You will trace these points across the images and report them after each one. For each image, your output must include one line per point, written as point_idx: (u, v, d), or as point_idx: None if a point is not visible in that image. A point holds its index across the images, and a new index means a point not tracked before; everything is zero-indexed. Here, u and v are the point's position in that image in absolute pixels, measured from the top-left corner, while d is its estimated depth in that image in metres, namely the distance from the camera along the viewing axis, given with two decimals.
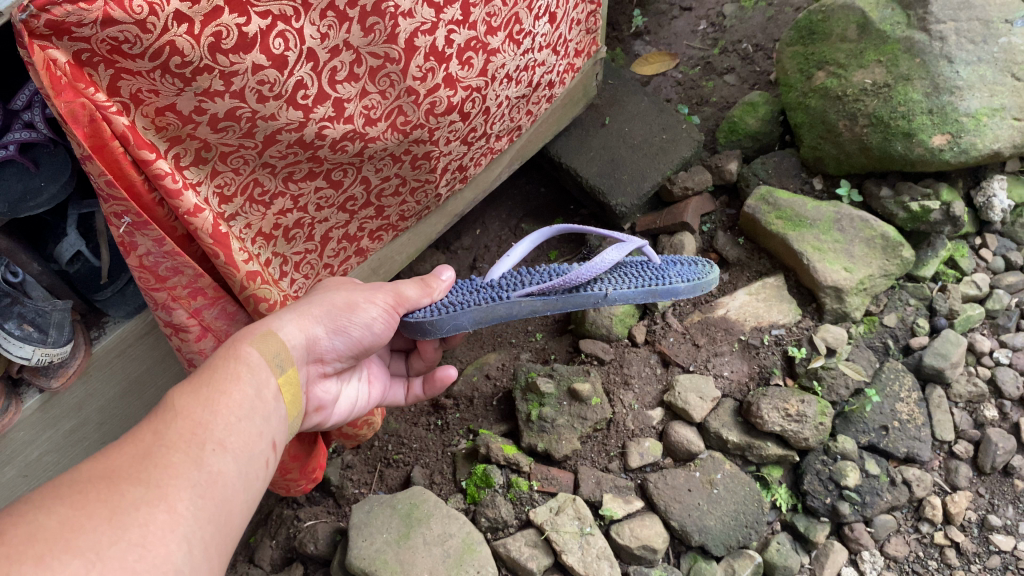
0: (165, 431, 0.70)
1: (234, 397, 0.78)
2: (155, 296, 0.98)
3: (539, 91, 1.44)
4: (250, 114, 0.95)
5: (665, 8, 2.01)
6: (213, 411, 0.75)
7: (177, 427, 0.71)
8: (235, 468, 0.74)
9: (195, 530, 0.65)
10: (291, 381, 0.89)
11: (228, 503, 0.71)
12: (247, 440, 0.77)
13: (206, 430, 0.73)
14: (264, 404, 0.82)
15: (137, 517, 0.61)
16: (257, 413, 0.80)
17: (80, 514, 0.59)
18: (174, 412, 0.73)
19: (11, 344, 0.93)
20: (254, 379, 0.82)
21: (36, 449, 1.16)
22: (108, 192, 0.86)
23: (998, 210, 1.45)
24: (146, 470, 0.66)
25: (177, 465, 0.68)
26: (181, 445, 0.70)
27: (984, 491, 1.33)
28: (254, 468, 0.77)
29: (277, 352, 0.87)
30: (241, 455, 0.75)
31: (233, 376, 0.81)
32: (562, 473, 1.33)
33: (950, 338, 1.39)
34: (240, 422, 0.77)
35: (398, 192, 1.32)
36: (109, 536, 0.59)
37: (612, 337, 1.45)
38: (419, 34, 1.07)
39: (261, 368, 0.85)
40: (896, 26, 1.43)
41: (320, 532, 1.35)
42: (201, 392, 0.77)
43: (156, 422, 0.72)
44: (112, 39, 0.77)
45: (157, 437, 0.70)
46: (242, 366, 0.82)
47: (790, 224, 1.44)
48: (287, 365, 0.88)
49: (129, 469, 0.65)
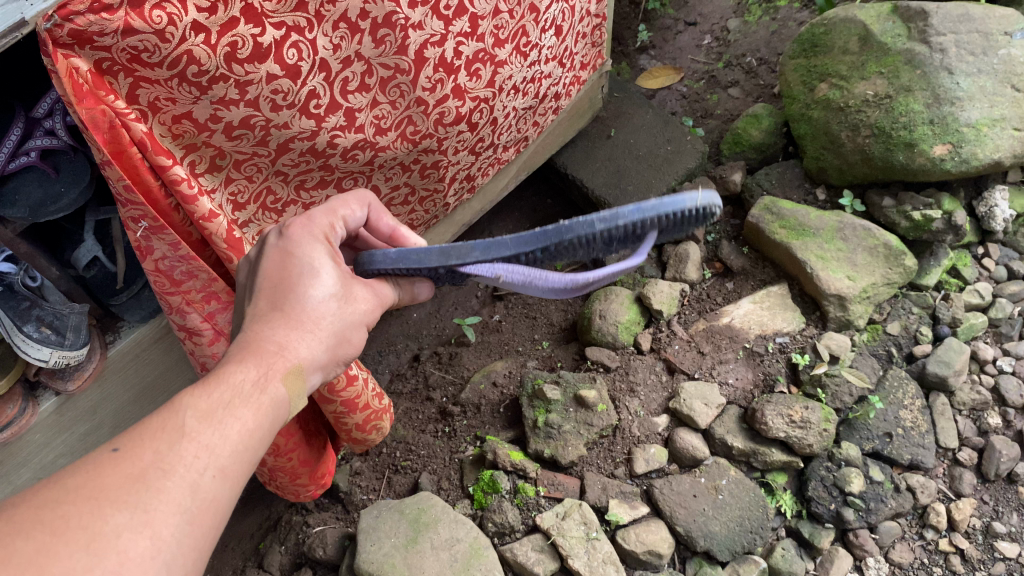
0: (169, 450, 0.64)
1: (249, 427, 0.70)
2: (171, 300, 1.00)
3: (545, 103, 1.47)
4: (264, 123, 0.97)
5: (670, 23, 2.04)
6: (224, 434, 0.68)
7: (182, 447, 0.65)
8: (232, 496, 0.67)
9: (178, 560, 0.60)
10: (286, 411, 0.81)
11: (217, 530, 0.66)
12: (251, 470, 0.70)
13: (213, 455, 0.66)
14: (274, 434, 0.75)
15: (116, 545, 0.57)
16: (266, 441, 0.73)
17: (57, 540, 0.55)
18: (182, 430, 0.66)
19: (29, 346, 0.95)
20: (275, 414, 0.74)
21: (51, 452, 1.18)
22: (126, 197, 0.88)
23: (1000, 220, 1.47)
24: (137, 493, 0.60)
25: (170, 490, 0.62)
26: (182, 467, 0.63)
27: (988, 498, 1.34)
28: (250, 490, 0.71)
29: (297, 390, 0.78)
30: (242, 482, 0.69)
31: (253, 405, 0.71)
32: (568, 479, 1.34)
33: (952, 346, 1.40)
34: (249, 450, 0.70)
35: (407, 201, 1.34)
36: (84, 565, 0.55)
37: (617, 345, 1.47)
38: (428, 46, 1.10)
39: (283, 404, 0.75)
40: (897, 38, 1.46)
41: (330, 537, 1.37)
42: (215, 412, 0.69)
43: (159, 436, 0.65)
44: (132, 49, 0.80)
45: (157, 457, 0.63)
46: (265, 401, 0.73)
47: (794, 234, 1.47)
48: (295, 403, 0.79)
49: (119, 489, 0.60)
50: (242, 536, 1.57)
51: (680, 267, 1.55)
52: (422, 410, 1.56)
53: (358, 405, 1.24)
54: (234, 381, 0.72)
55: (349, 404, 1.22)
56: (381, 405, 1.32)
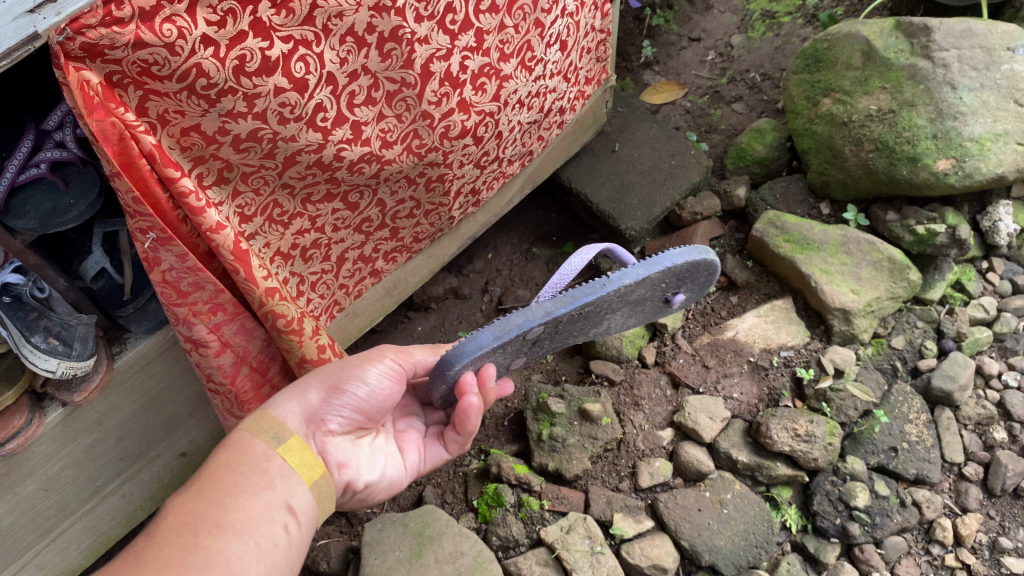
0: (156, 532, 0.75)
1: (223, 483, 0.82)
2: (177, 312, 1.01)
3: (550, 117, 1.48)
4: (272, 136, 0.98)
5: (673, 39, 2.05)
6: (205, 499, 0.79)
7: (166, 524, 0.76)
8: (240, 544, 0.77)
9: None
10: (298, 449, 0.90)
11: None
12: (249, 516, 0.80)
13: (199, 517, 0.77)
14: (263, 476, 0.85)
15: None
16: (258, 485, 0.84)
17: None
18: (163, 515, 0.77)
19: (37, 357, 0.95)
20: (245, 458, 0.86)
21: (57, 463, 1.18)
22: (135, 208, 0.89)
23: (1004, 234, 1.47)
24: (137, 568, 0.70)
25: (168, 556, 0.72)
26: (171, 539, 0.74)
27: (994, 513, 1.34)
28: (265, 535, 0.80)
29: (269, 425, 0.90)
30: (245, 530, 0.78)
31: (223, 464, 0.84)
32: (573, 492, 1.34)
33: (958, 360, 1.40)
34: (237, 498, 0.81)
35: (412, 214, 1.35)
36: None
37: (622, 359, 1.47)
38: (434, 60, 1.11)
39: (258, 449, 0.88)
40: (900, 53, 1.46)
41: (333, 550, 1.36)
42: (191, 488, 0.81)
43: (148, 530, 0.76)
44: (142, 61, 0.81)
45: (149, 539, 0.74)
46: (232, 452, 0.86)
47: (798, 247, 1.47)
48: (285, 436, 0.90)
49: (120, 573, 0.69)
50: None
51: None
52: None
53: None
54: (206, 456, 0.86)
55: None
56: None
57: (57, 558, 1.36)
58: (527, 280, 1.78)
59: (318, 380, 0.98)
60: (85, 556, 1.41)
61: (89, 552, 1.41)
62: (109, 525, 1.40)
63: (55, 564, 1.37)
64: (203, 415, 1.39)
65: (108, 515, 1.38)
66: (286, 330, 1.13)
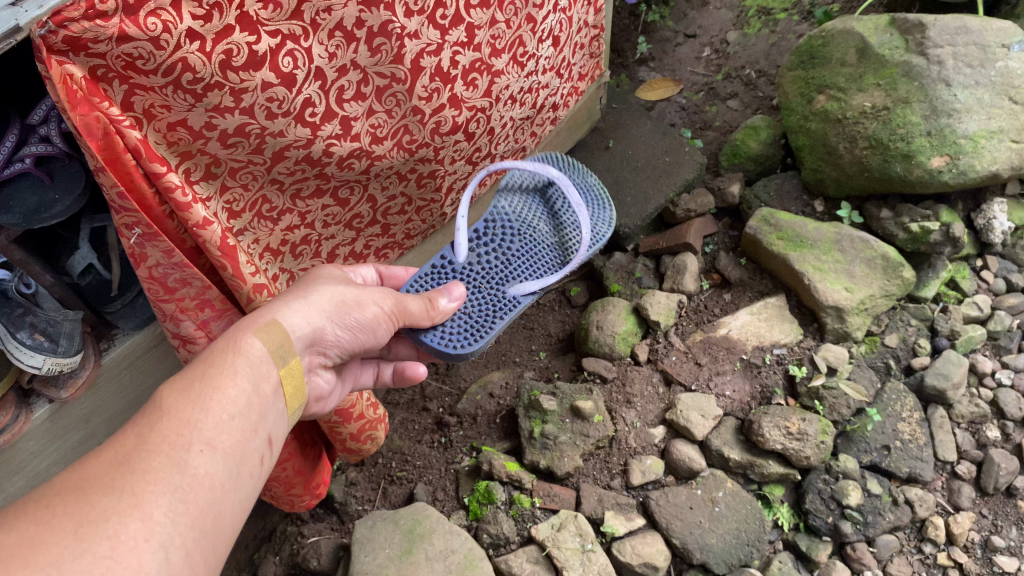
0: (149, 433, 0.71)
1: (225, 394, 0.78)
2: (164, 308, 1.00)
3: (543, 113, 1.47)
4: (260, 131, 0.97)
5: (669, 35, 2.04)
6: (203, 409, 0.75)
7: (162, 428, 0.72)
8: (223, 469, 0.74)
9: (174, 538, 0.65)
10: (293, 374, 0.88)
11: (216, 505, 0.72)
12: (240, 438, 0.77)
13: (195, 429, 0.73)
14: (261, 398, 0.82)
15: (105, 529, 0.62)
16: (255, 408, 0.80)
17: (44, 529, 0.60)
18: (161, 412, 0.73)
19: (23, 353, 0.95)
20: (251, 370, 0.82)
21: (45, 460, 1.18)
22: (120, 204, 0.88)
23: (998, 232, 1.47)
24: (121, 478, 0.66)
25: (155, 469, 0.68)
26: (163, 449, 0.70)
27: (986, 512, 1.33)
28: (246, 462, 0.77)
29: (281, 343, 0.86)
30: (231, 455, 0.75)
31: (229, 371, 0.80)
32: (564, 490, 1.33)
33: (951, 358, 1.40)
34: (232, 419, 0.77)
35: (404, 210, 1.34)
36: (75, 550, 0.59)
37: (614, 356, 1.46)
38: (424, 55, 1.10)
39: (262, 360, 0.84)
40: (895, 50, 1.46)
41: (324, 548, 1.37)
42: (192, 389, 0.77)
43: (141, 423, 0.72)
44: (127, 56, 0.80)
45: (139, 441, 0.70)
46: (241, 360, 0.82)
47: (791, 245, 1.46)
48: (289, 358, 0.87)
49: (104, 478, 0.65)
50: (237, 546, 1.56)
51: (677, 278, 1.55)
52: (419, 420, 1.55)
53: (353, 415, 1.24)
54: (210, 352, 0.82)
55: (344, 414, 1.22)
56: (376, 415, 1.31)
57: None
58: None
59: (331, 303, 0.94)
60: None
61: None
62: None
63: None
64: None
65: None
66: None
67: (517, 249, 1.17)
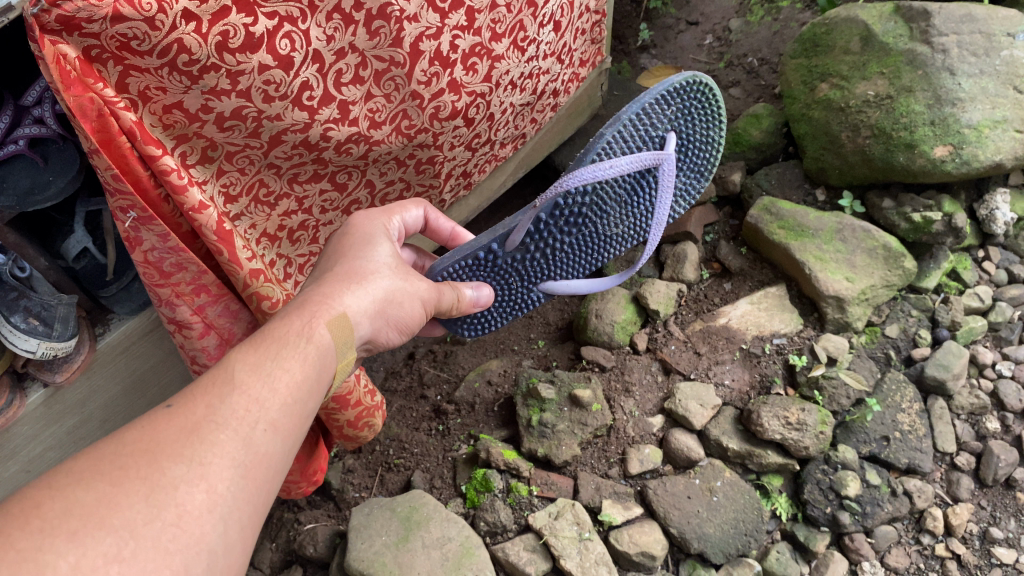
0: (220, 406, 0.71)
1: (294, 377, 0.77)
2: (159, 292, 0.99)
3: (544, 99, 1.46)
4: (256, 114, 0.96)
5: (671, 22, 2.03)
6: (273, 388, 0.75)
7: (233, 402, 0.72)
8: (281, 449, 0.74)
9: (233, 512, 0.67)
10: (344, 366, 0.88)
11: (269, 484, 0.72)
12: (299, 421, 0.77)
13: (263, 408, 0.73)
14: (319, 385, 0.82)
15: (174, 497, 0.63)
16: (313, 395, 0.80)
17: (118, 491, 0.61)
18: (234, 386, 0.73)
19: (16, 336, 0.95)
20: (319, 359, 0.82)
21: (40, 444, 1.17)
22: (115, 186, 0.87)
23: (1000, 223, 1.46)
24: (190, 447, 0.67)
25: (223, 444, 0.68)
26: (233, 423, 0.70)
27: (985, 504, 1.33)
28: (297, 443, 0.78)
29: (345, 335, 0.86)
30: (290, 436, 0.75)
31: (299, 356, 0.79)
32: (562, 479, 1.33)
33: (951, 350, 1.39)
34: (297, 403, 0.77)
35: (402, 196, 1.33)
36: (145, 515, 0.61)
37: (613, 345, 1.46)
38: (423, 39, 1.09)
39: (328, 350, 0.83)
40: (899, 38, 1.44)
41: (320, 535, 1.36)
42: (263, 366, 0.76)
43: (213, 393, 0.72)
44: (121, 36, 0.79)
45: (210, 412, 0.70)
46: (312, 348, 0.81)
47: (792, 234, 1.45)
48: (347, 352, 0.87)
49: (174, 444, 0.66)
50: None
51: (677, 267, 1.54)
52: (416, 408, 1.55)
53: (350, 401, 1.23)
54: (281, 330, 0.80)
55: (340, 401, 1.21)
56: (373, 402, 1.30)
57: None
58: None
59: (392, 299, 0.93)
60: None
61: None
62: None
63: None
64: None
65: None
66: (271, 312, 1.10)
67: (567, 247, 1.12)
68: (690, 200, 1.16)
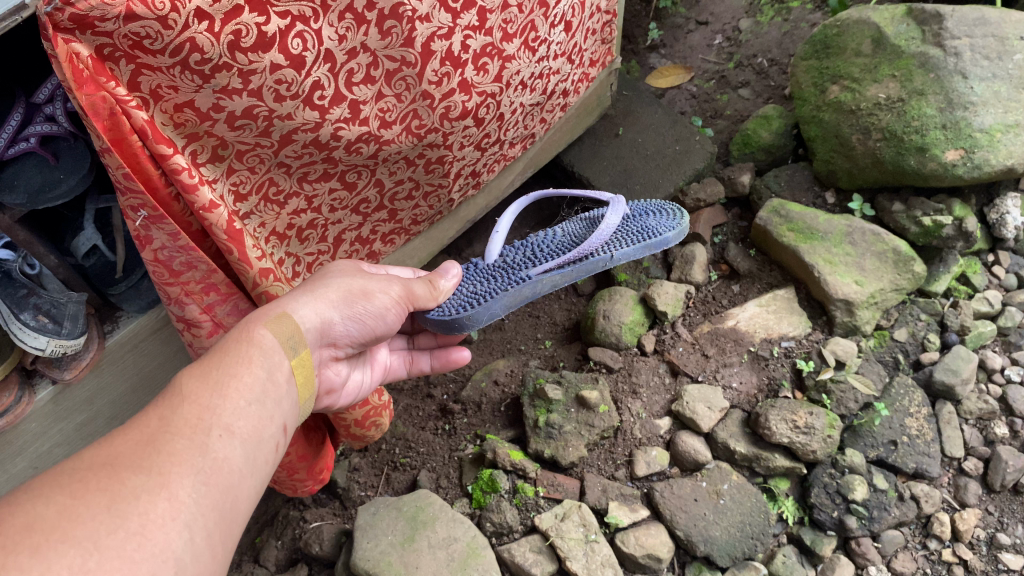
0: (172, 417, 0.70)
1: (244, 380, 0.77)
2: (169, 291, 0.99)
3: (553, 99, 1.46)
4: (268, 113, 0.96)
5: (680, 22, 2.02)
6: (222, 395, 0.75)
7: (183, 413, 0.71)
8: (243, 454, 0.73)
9: (198, 519, 0.65)
10: (304, 363, 0.88)
11: (236, 489, 0.71)
12: (259, 425, 0.76)
13: (213, 414, 0.73)
14: (276, 387, 0.82)
15: (137, 505, 0.61)
16: (270, 396, 0.80)
17: (78, 502, 0.59)
18: (182, 398, 0.73)
19: (27, 335, 0.94)
20: (265, 360, 0.82)
21: (48, 441, 1.17)
22: (126, 185, 0.87)
23: (1011, 227, 1.45)
24: (148, 457, 0.65)
25: (180, 451, 0.67)
26: (186, 431, 0.69)
27: (993, 509, 1.32)
28: (263, 450, 0.77)
29: (291, 334, 0.87)
30: (250, 440, 0.75)
31: (244, 360, 0.80)
32: (568, 480, 1.33)
33: (961, 354, 1.39)
34: (250, 404, 0.76)
35: (411, 196, 1.33)
36: (108, 524, 0.58)
37: (621, 346, 1.45)
38: (435, 39, 1.08)
39: (275, 351, 0.84)
40: (911, 41, 1.44)
41: (326, 533, 1.36)
42: (210, 375, 0.76)
43: (163, 407, 0.71)
44: (134, 35, 0.79)
45: (162, 424, 0.70)
46: (256, 350, 0.82)
47: (802, 237, 1.45)
48: (301, 347, 0.87)
49: (132, 456, 0.65)
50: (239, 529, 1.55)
51: (686, 268, 1.53)
52: (423, 407, 1.54)
53: (358, 401, 1.23)
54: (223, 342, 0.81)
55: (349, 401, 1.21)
56: (381, 401, 1.30)
57: None
58: None
59: (341, 294, 0.95)
60: None
61: None
62: None
63: None
64: None
65: None
66: None
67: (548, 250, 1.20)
68: (669, 226, 1.20)
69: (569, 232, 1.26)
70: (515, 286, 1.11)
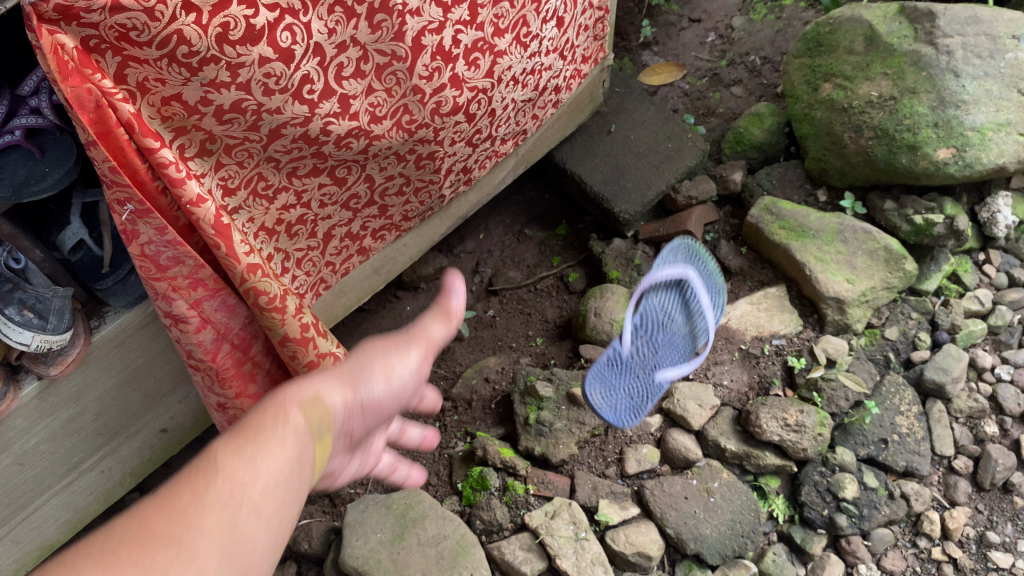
0: (205, 492, 0.62)
1: (280, 460, 0.68)
2: (156, 286, 0.97)
3: (545, 95, 1.45)
4: (256, 107, 0.95)
5: (673, 20, 2.03)
6: (258, 471, 0.66)
7: (216, 490, 0.63)
8: (271, 538, 0.65)
9: None
10: (327, 450, 0.77)
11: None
12: (288, 511, 0.68)
13: (247, 493, 0.64)
14: (305, 469, 0.72)
15: None
16: (301, 477, 0.71)
17: None
18: (216, 471, 0.64)
19: (11, 330, 0.93)
20: (300, 443, 0.71)
21: (34, 437, 1.13)
22: (111, 179, 0.85)
23: (1002, 226, 1.45)
24: (176, 534, 0.59)
25: (207, 538, 0.60)
26: (218, 514, 0.62)
27: (982, 508, 1.32)
28: (286, 532, 0.68)
29: (323, 419, 0.76)
30: (280, 522, 0.67)
31: (282, 437, 0.70)
32: (559, 478, 1.32)
33: (951, 353, 1.38)
34: (285, 487, 0.68)
35: (402, 191, 1.32)
36: None
37: (612, 343, 1.45)
38: (426, 33, 1.08)
39: (308, 433, 0.73)
40: (904, 39, 1.44)
41: (315, 530, 1.35)
42: (244, 449, 0.67)
43: (194, 480, 0.63)
44: (120, 26, 0.78)
45: (193, 499, 0.62)
46: (290, 430, 0.72)
47: (793, 235, 1.45)
48: (328, 435, 0.76)
49: (161, 531, 0.58)
50: None
51: None
52: None
53: None
54: (253, 418, 0.71)
55: None
56: None
57: (32, 534, 1.27)
58: (518, 261, 1.79)
59: (360, 368, 0.82)
60: (60, 531, 1.31)
61: (66, 527, 1.32)
62: (88, 501, 1.31)
63: (31, 540, 1.27)
64: (186, 392, 1.34)
65: (86, 491, 1.30)
66: (269, 308, 1.04)
67: (663, 344, 1.16)
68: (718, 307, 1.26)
69: (662, 307, 1.16)
70: (659, 380, 1.13)
